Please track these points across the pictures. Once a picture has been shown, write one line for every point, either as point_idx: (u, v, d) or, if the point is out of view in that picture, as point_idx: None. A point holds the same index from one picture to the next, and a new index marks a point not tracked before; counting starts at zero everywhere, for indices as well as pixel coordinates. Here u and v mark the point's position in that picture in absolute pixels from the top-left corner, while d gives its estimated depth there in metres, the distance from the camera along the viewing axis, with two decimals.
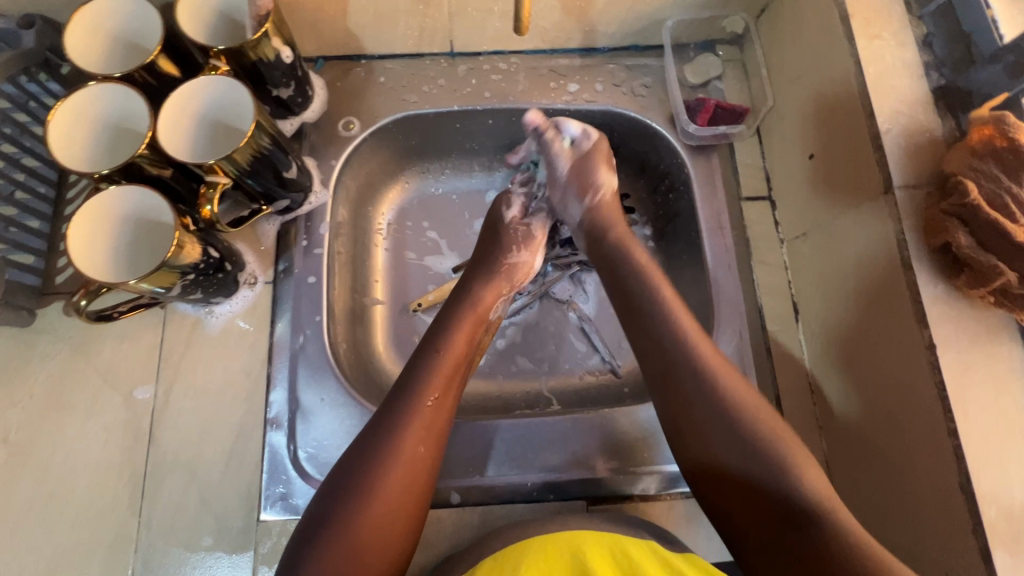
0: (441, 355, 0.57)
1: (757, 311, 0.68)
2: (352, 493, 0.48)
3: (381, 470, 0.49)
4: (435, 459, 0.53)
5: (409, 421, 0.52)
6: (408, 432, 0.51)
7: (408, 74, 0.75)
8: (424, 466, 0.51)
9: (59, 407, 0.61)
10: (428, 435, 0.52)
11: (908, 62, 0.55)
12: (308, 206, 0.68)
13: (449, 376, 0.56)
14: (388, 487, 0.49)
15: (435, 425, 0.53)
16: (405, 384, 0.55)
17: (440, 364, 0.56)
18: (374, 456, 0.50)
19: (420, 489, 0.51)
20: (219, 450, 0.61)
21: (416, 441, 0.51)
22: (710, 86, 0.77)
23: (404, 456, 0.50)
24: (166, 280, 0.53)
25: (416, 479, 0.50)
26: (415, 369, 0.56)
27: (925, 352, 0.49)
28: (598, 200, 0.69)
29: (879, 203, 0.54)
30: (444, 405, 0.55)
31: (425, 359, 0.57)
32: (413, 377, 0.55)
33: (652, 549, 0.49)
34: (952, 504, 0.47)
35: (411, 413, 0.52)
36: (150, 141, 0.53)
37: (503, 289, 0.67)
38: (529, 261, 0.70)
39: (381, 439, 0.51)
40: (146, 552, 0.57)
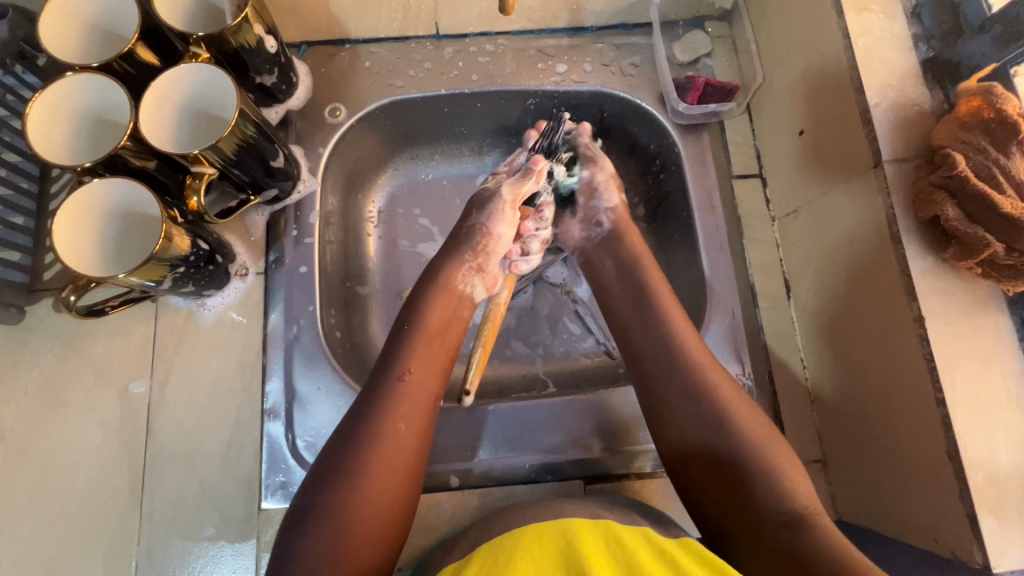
0: (415, 333, 0.58)
1: (749, 289, 0.69)
2: (337, 478, 0.48)
3: (365, 454, 0.49)
4: (421, 439, 0.53)
5: (389, 403, 0.52)
6: (389, 411, 0.52)
7: (394, 58, 0.74)
8: (407, 447, 0.51)
9: (54, 404, 0.61)
10: (408, 414, 0.53)
11: (897, 34, 0.55)
12: (297, 195, 0.67)
13: (425, 354, 0.57)
14: (371, 467, 0.49)
15: (415, 402, 0.53)
16: (384, 365, 0.55)
17: (416, 341, 0.57)
18: (358, 438, 0.50)
19: (402, 471, 0.50)
20: (217, 442, 0.61)
21: (397, 419, 0.52)
22: (699, 64, 0.76)
23: (386, 436, 0.50)
24: (156, 273, 0.53)
25: (400, 458, 0.51)
26: (393, 350, 0.57)
27: (914, 325, 0.49)
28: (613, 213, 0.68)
29: (868, 178, 0.54)
30: (421, 382, 0.55)
31: (402, 338, 0.57)
32: (390, 358, 0.56)
33: (648, 537, 0.50)
34: (941, 472, 0.48)
35: (389, 393, 0.53)
36: (132, 132, 0.51)
37: (467, 259, 0.63)
38: (499, 222, 0.64)
39: (363, 421, 0.51)
40: (149, 544, 0.58)
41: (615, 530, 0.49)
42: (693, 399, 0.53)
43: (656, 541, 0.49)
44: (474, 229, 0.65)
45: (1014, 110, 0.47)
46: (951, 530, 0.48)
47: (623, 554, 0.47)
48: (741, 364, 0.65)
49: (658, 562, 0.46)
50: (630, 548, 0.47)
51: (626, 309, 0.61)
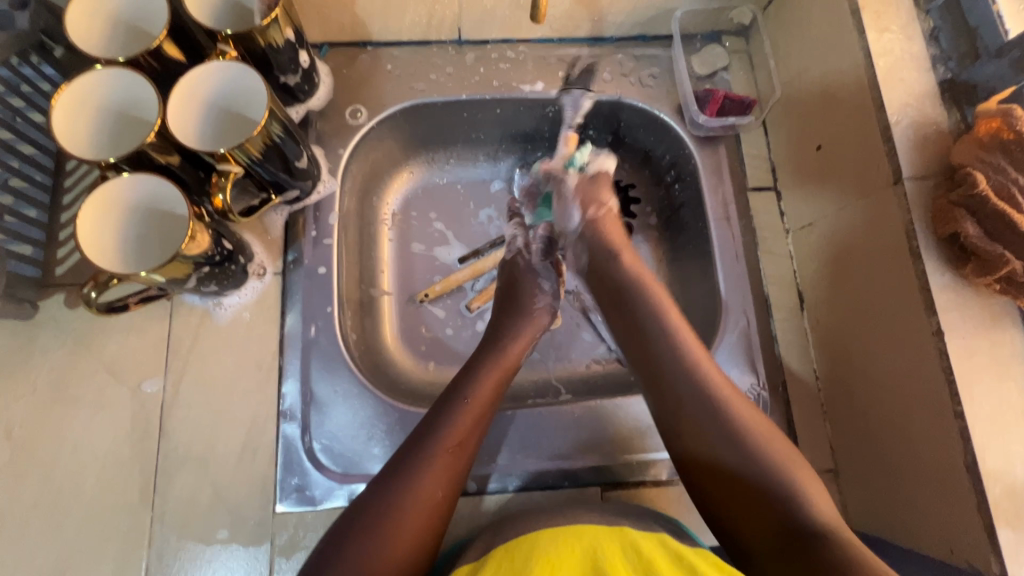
0: (467, 401, 0.57)
1: (764, 299, 0.70)
2: (362, 535, 0.47)
3: (396, 512, 0.49)
4: (451, 505, 0.52)
5: (433, 460, 0.52)
6: (426, 474, 0.51)
7: (416, 62, 0.74)
8: (438, 514, 0.51)
9: (65, 402, 0.59)
10: (447, 480, 0.52)
11: (916, 55, 0.57)
12: (316, 195, 0.67)
13: (474, 423, 0.56)
14: (401, 532, 0.48)
15: (457, 470, 0.53)
16: (434, 424, 0.54)
17: (466, 406, 0.56)
18: (391, 497, 0.49)
19: (431, 532, 0.50)
20: (232, 443, 0.60)
21: (434, 485, 0.51)
22: (716, 77, 0.77)
23: (421, 501, 0.50)
24: (179, 271, 0.52)
25: (432, 521, 0.50)
26: (441, 410, 0.56)
27: (932, 339, 0.51)
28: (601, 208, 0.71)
29: (888, 193, 0.55)
30: (465, 451, 0.54)
31: (452, 401, 0.57)
32: (439, 418, 0.55)
33: (671, 547, 0.49)
34: (958, 482, 0.49)
35: (432, 455, 0.52)
36: (159, 128, 0.51)
37: (527, 338, 0.66)
38: (546, 299, 0.69)
39: (400, 481, 0.50)
40: (160, 547, 0.57)
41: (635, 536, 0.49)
42: (704, 409, 0.55)
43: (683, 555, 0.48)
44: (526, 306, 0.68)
45: None
46: (966, 537, 0.48)
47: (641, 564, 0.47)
48: (756, 374, 0.66)
49: (674, 569, 0.47)
50: (649, 559, 0.47)
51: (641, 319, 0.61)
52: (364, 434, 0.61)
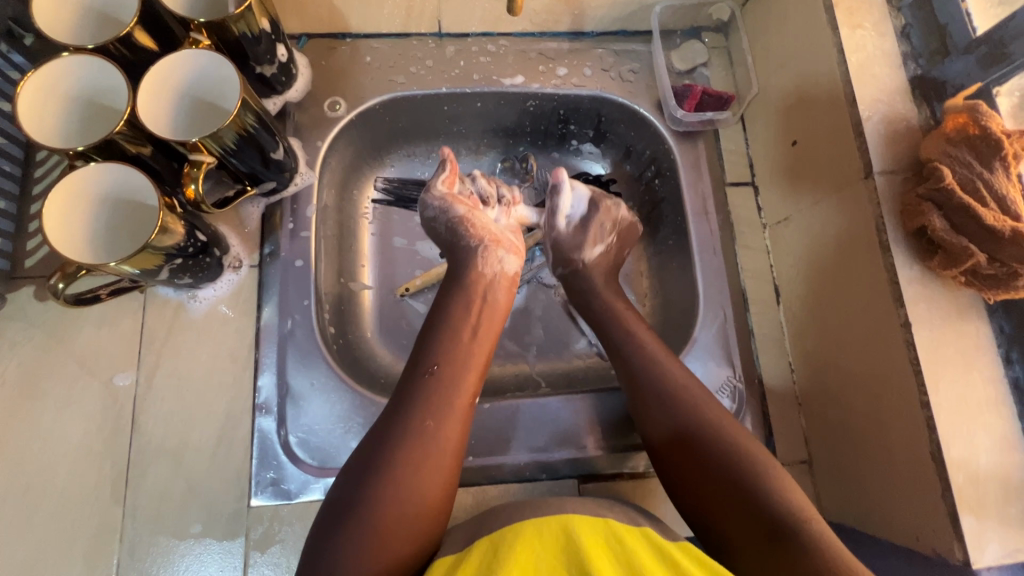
0: (445, 333, 0.59)
1: (741, 294, 0.70)
2: (374, 489, 0.48)
3: (393, 456, 0.49)
4: (452, 436, 0.53)
5: (419, 400, 0.53)
6: (416, 411, 0.52)
7: (395, 54, 0.74)
8: (442, 443, 0.52)
9: (34, 395, 0.58)
10: (437, 410, 0.53)
11: (888, 52, 0.58)
12: (294, 187, 0.67)
13: (453, 349, 0.58)
14: (405, 473, 0.49)
15: (449, 400, 0.54)
16: (415, 364, 0.57)
17: (444, 337, 0.58)
18: (388, 444, 0.50)
19: (444, 480, 0.51)
20: (206, 437, 0.59)
21: (424, 417, 0.52)
22: (696, 73, 0.77)
23: (416, 434, 0.51)
24: (150, 262, 0.52)
25: (434, 453, 0.51)
26: (422, 349, 0.58)
27: (901, 330, 0.51)
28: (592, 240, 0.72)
29: (859, 188, 0.56)
30: (447, 375, 0.56)
31: (429, 336, 0.59)
32: (418, 357, 0.58)
33: (653, 540, 0.47)
34: (924, 471, 0.50)
35: (418, 392, 0.54)
36: (128, 117, 0.50)
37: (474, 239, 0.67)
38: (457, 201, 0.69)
39: (392, 426, 0.52)
40: (132, 542, 0.56)
41: (617, 528, 0.48)
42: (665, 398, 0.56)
43: (665, 549, 0.46)
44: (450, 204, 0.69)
45: (998, 127, 0.49)
46: (931, 524, 0.49)
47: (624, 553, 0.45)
48: (732, 367, 0.67)
49: (656, 562, 0.45)
50: (632, 549, 0.46)
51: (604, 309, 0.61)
52: (341, 427, 0.60)
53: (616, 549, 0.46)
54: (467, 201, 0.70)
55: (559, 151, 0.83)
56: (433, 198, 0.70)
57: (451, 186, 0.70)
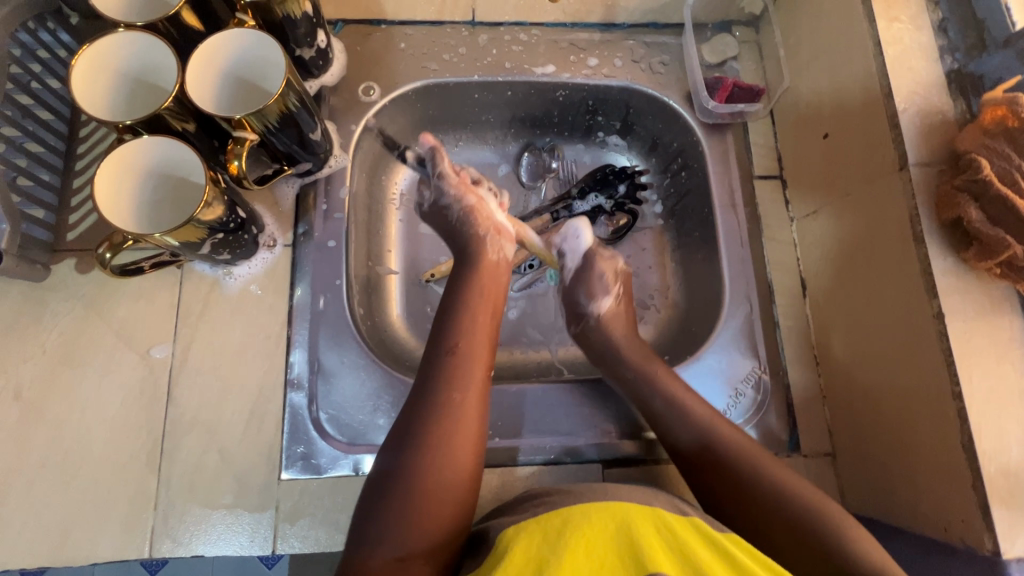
0: (465, 310, 0.60)
1: (767, 286, 0.71)
2: (410, 462, 0.49)
3: (425, 429, 0.51)
4: (477, 406, 0.54)
5: (443, 374, 0.54)
6: (441, 384, 0.54)
7: (429, 41, 0.75)
8: (468, 413, 0.53)
9: (74, 364, 0.60)
10: (461, 382, 0.54)
11: (925, 45, 0.58)
12: (328, 169, 0.68)
13: (474, 326, 0.59)
14: (438, 444, 0.50)
15: (471, 375, 0.55)
16: (435, 341, 0.58)
17: (466, 317, 0.60)
18: (417, 417, 0.52)
19: (474, 450, 0.52)
20: (239, 410, 0.61)
21: (449, 389, 0.53)
22: (726, 66, 0.78)
23: (443, 406, 0.52)
24: (193, 235, 0.53)
25: (464, 423, 0.52)
26: (441, 326, 0.59)
27: (933, 321, 0.52)
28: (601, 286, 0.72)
29: (893, 179, 0.56)
30: (470, 351, 0.57)
31: (448, 313, 0.60)
32: (439, 334, 0.58)
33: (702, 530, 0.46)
34: (954, 462, 0.50)
35: (441, 367, 0.55)
36: (176, 93, 0.51)
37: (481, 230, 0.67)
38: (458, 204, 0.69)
39: (420, 401, 0.53)
40: (166, 510, 0.57)
41: (667, 519, 0.46)
42: None
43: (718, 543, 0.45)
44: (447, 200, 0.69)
45: None
46: (959, 514, 0.50)
47: (676, 544, 0.44)
48: (757, 358, 0.67)
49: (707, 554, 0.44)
50: (684, 541, 0.44)
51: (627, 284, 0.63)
52: (370, 405, 0.61)
53: (669, 539, 0.44)
54: (472, 189, 0.69)
55: (586, 143, 0.84)
56: (444, 186, 0.68)
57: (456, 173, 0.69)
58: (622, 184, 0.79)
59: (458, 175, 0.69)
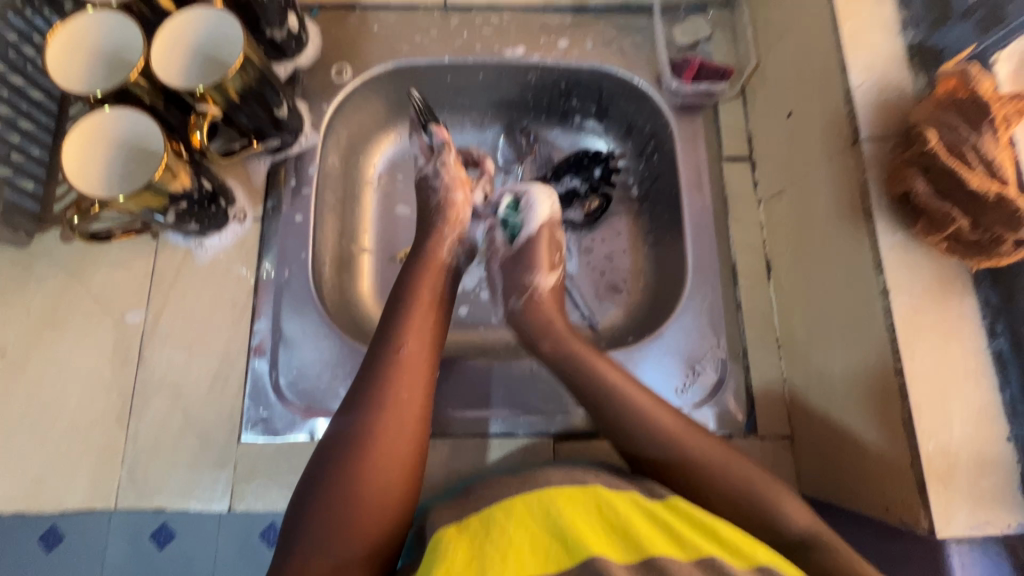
0: (412, 310, 0.60)
1: (730, 267, 0.70)
2: (351, 461, 0.50)
3: (369, 429, 0.52)
4: (422, 406, 0.55)
5: (388, 375, 0.55)
6: (387, 385, 0.54)
7: (402, 24, 0.77)
8: (413, 414, 0.54)
9: (55, 326, 0.64)
10: (411, 383, 0.56)
11: (884, 18, 0.56)
12: (298, 146, 0.70)
13: (421, 330, 0.59)
14: (379, 446, 0.51)
15: (416, 373, 0.56)
16: (381, 341, 0.58)
17: (412, 319, 0.59)
18: (363, 417, 0.53)
19: (415, 447, 0.53)
20: (205, 375, 0.63)
21: (397, 390, 0.54)
22: (698, 47, 0.77)
23: (388, 407, 0.53)
24: (158, 204, 0.56)
25: (407, 424, 0.53)
26: (388, 326, 0.59)
27: (879, 297, 0.51)
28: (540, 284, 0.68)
29: (846, 155, 0.55)
30: (417, 352, 0.58)
31: (395, 313, 0.60)
32: (385, 333, 0.58)
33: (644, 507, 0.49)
34: (896, 440, 0.49)
35: (388, 366, 0.56)
36: (142, 69, 0.55)
37: (446, 231, 0.68)
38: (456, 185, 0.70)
39: (365, 400, 0.53)
40: (132, 465, 0.60)
41: (606, 498, 0.49)
42: None
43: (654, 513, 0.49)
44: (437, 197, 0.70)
45: (987, 91, 0.48)
46: (899, 492, 0.49)
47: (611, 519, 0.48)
48: (716, 338, 0.67)
49: (650, 527, 0.48)
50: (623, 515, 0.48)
51: None
52: (329, 372, 0.64)
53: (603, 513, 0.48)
54: (462, 186, 0.71)
55: (563, 128, 0.84)
56: (444, 174, 0.71)
57: (458, 170, 0.71)
58: (598, 167, 0.79)
59: (459, 175, 0.72)
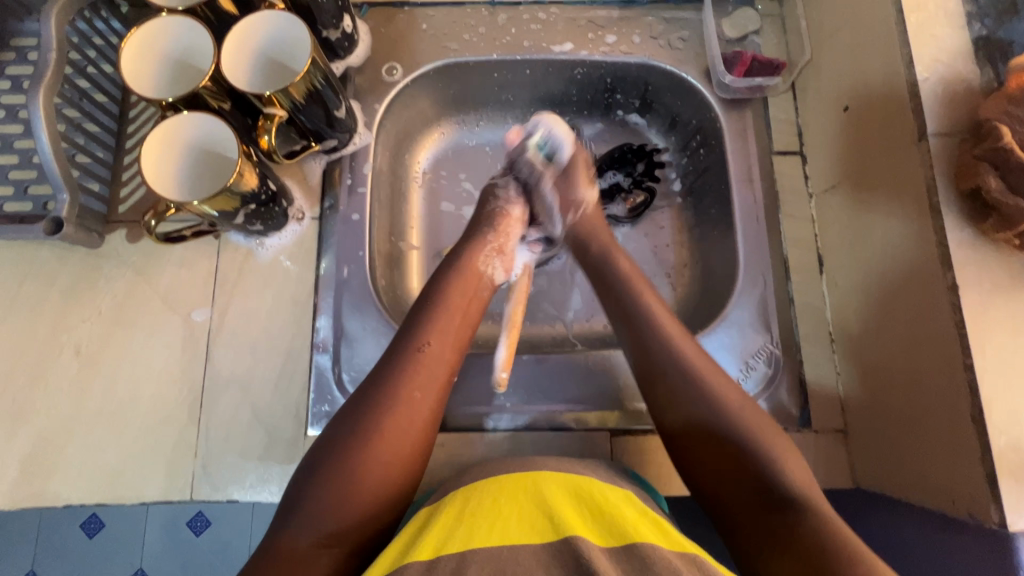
0: (438, 309, 0.60)
1: (782, 262, 0.70)
2: (351, 446, 0.51)
3: (377, 421, 0.52)
4: (433, 408, 0.56)
5: (408, 371, 0.55)
6: (404, 381, 0.55)
7: (450, 22, 0.77)
8: (423, 414, 0.54)
9: (125, 325, 0.66)
10: (424, 383, 0.56)
11: (951, 11, 0.56)
12: (352, 146, 0.71)
13: (444, 329, 0.59)
14: (384, 438, 0.52)
15: (436, 375, 0.57)
16: (404, 336, 0.58)
17: (434, 318, 0.59)
18: (374, 406, 0.53)
19: (419, 445, 0.54)
20: (270, 371, 0.65)
21: (412, 389, 0.55)
22: (747, 40, 0.77)
23: (403, 403, 0.54)
24: (229, 205, 0.57)
25: (416, 423, 0.54)
26: (411, 322, 0.59)
27: (948, 293, 0.51)
28: (580, 217, 0.72)
29: (912, 151, 0.55)
30: (437, 354, 0.58)
31: (420, 310, 0.60)
32: (409, 330, 0.59)
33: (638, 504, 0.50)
34: (964, 435, 0.49)
35: (408, 362, 0.56)
36: (213, 73, 0.55)
37: (490, 240, 0.68)
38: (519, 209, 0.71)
39: (380, 391, 0.54)
40: (204, 458, 0.63)
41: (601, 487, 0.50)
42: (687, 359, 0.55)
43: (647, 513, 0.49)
44: (496, 207, 0.70)
45: None
46: (966, 486, 0.49)
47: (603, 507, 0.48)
48: (769, 333, 0.68)
49: (640, 519, 0.48)
50: (614, 506, 0.49)
51: None
52: None
53: (592, 499, 0.49)
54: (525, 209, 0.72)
55: (605, 121, 0.85)
56: (511, 186, 0.73)
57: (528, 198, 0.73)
58: (641, 162, 0.81)
59: (521, 194, 0.73)
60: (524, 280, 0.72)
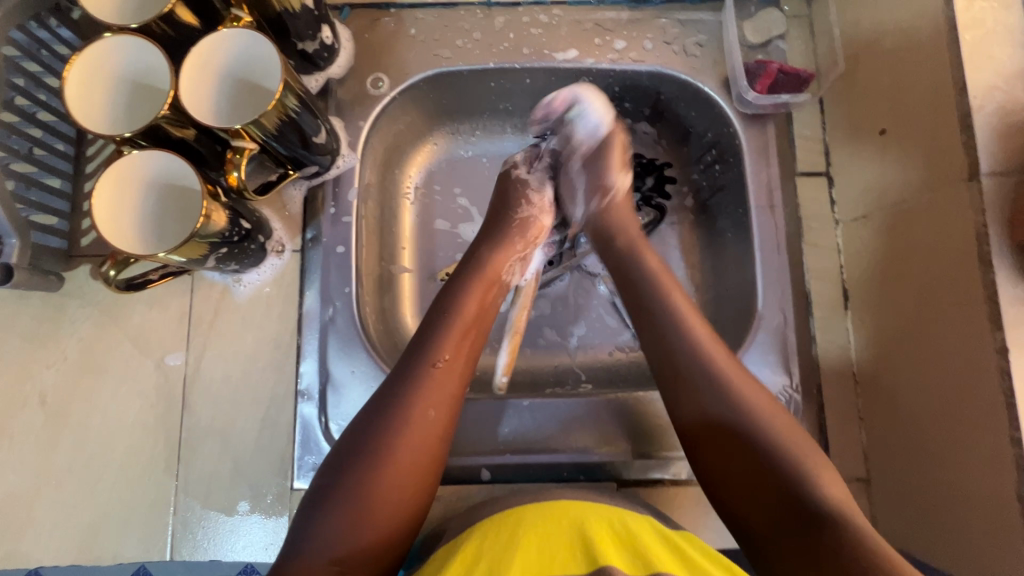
0: (455, 317, 0.55)
1: (804, 296, 0.65)
2: (361, 469, 0.46)
3: (389, 443, 0.48)
4: (446, 424, 0.51)
5: (421, 388, 0.50)
6: (417, 398, 0.50)
7: (442, 25, 0.69)
8: (435, 433, 0.50)
9: (94, 371, 0.61)
10: (439, 400, 0.51)
11: (1012, 27, 0.49)
12: (336, 170, 0.65)
13: (462, 341, 0.54)
14: (397, 461, 0.47)
15: (449, 390, 0.52)
16: (417, 348, 0.53)
17: (452, 328, 0.54)
18: (384, 426, 0.48)
19: (432, 468, 0.49)
20: (252, 419, 0.61)
21: (426, 406, 0.50)
22: (771, 46, 0.69)
23: (415, 422, 0.49)
24: (196, 251, 0.51)
25: (429, 442, 0.49)
26: (427, 331, 0.54)
27: (995, 356, 0.46)
28: (609, 202, 0.65)
29: (959, 190, 0.49)
30: (455, 368, 0.53)
31: (437, 319, 0.55)
32: (423, 342, 0.53)
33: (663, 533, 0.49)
34: (1008, 513, 0.45)
35: (421, 377, 0.51)
36: (172, 101, 0.49)
37: (517, 247, 0.63)
38: (543, 211, 0.66)
39: (390, 409, 0.49)
40: (184, 515, 0.59)
41: (629, 520, 0.49)
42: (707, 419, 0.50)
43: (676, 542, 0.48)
44: (517, 215, 0.64)
45: None
46: (1006, 567, 0.46)
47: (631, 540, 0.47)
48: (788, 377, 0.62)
49: (667, 553, 0.47)
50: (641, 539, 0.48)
51: (638, 301, 0.58)
52: None
53: (624, 534, 0.48)
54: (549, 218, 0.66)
55: None
56: (537, 201, 0.66)
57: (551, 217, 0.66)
58: (650, 176, 0.76)
59: (546, 204, 0.66)
60: (532, 286, 0.66)
